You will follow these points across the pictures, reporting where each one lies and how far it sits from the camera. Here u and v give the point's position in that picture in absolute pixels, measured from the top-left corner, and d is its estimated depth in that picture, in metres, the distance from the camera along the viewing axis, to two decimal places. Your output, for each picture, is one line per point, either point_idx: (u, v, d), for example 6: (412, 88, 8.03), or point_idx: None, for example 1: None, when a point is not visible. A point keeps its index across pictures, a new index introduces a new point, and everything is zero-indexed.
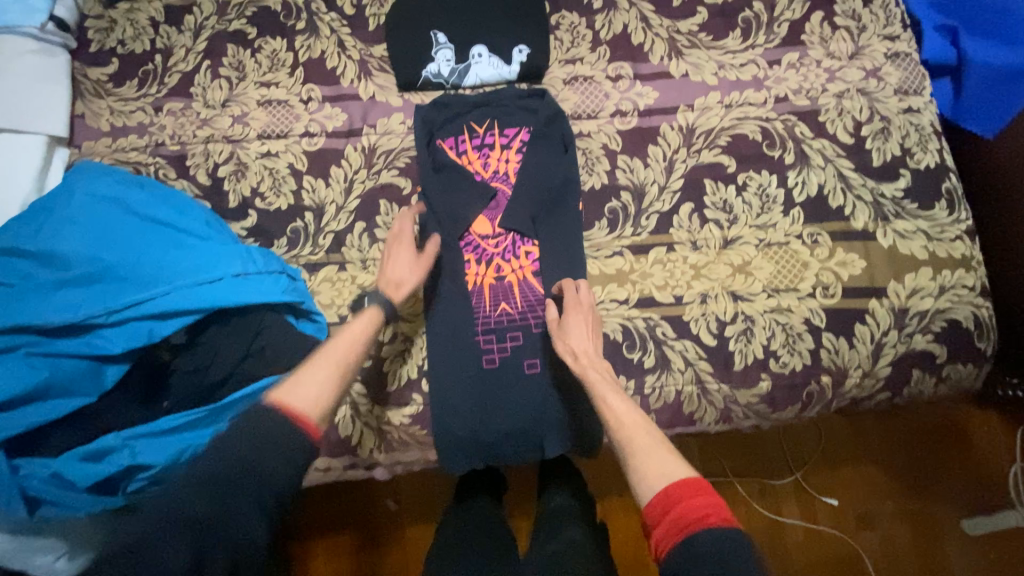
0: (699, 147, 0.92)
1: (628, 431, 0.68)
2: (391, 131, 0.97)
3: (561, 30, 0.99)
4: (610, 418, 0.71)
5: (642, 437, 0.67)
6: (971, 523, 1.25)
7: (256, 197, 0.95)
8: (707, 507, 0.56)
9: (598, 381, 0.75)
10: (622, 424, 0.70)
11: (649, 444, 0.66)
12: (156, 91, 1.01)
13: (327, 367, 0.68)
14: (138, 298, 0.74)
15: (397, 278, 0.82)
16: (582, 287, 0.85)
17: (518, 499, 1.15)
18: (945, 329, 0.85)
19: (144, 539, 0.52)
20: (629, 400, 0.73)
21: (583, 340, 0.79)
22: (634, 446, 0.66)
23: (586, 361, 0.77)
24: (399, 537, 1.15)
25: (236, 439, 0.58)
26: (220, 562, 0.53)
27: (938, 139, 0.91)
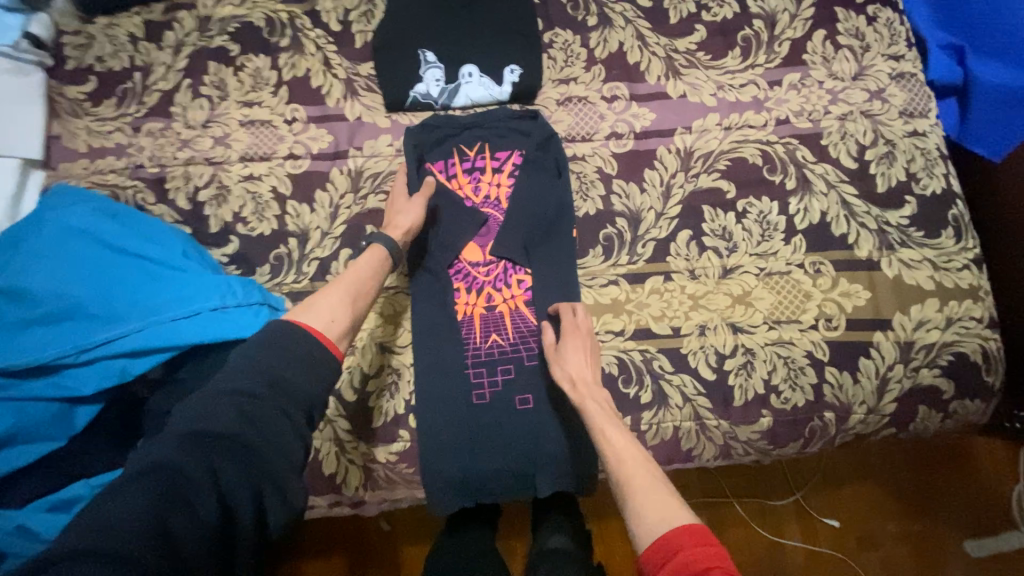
0: (697, 171, 0.89)
1: (628, 467, 0.63)
2: (378, 153, 0.93)
3: (554, 49, 0.96)
4: (608, 452, 0.65)
5: (642, 475, 0.61)
6: (973, 545, 1.22)
7: (237, 222, 0.92)
8: (709, 559, 0.51)
9: (596, 413, 0.70)
10: (621, 458, 0.64)
11: (647, 484, 0.60)
12: (135, 111, 0.98)
13: (340, 290, 0.70)
14: (107, 335, 0.70)
15: (399, 221, 0.83)
16: (580, 310, 0.81)
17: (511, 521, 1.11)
18: (952, 363, 0.81)
19: (185, 443, 0.52)
20: (627, 430, 0.68)
21: (579, 367, 0.76)
22: (631, 485, 0.61)
23: (584, 390, 0.73)
24: (389, 560, 1.11)
25: (260, 351, 0.61)
26: (262, 460, 0.55)
27: (945, 163, 0.88)
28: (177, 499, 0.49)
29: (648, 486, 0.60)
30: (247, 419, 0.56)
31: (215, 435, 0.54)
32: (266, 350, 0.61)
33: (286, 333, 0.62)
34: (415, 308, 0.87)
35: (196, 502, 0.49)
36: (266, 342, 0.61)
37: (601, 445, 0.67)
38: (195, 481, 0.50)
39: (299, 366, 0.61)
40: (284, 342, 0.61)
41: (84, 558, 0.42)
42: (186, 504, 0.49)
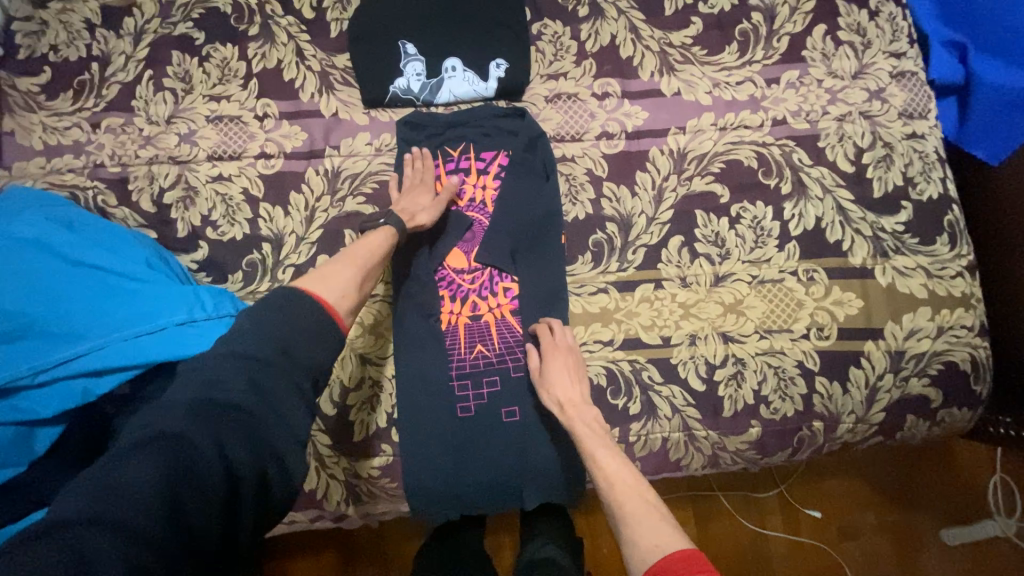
0: (690, 174, 0.86)
1: (618, 492, 0.63)
2: (357, 152, 0.88)
3: (543, 41, 0.90)
4: (600, 477, 0.65)
5: (634, 500, 0.61)
6: (949, 533, 1.24)
7: (207, 226, 0.87)
8: None
9: (586, 437, 0.70)
10: (611, 481, 0.64)
11: (637, 510, 0.60)
12: (93, 105, 0.91)
13: (349, 265, 0.68)
14: (65, 354, 0.66)
15: (412, 210, 0.80)
16: (563, 327, 0.80)
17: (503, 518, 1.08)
18: (942, 372, 0.81)
19: (189, 410, 0.51)
20: (619, 452, 0.68)
21: (569, 388, 0.76)
22: (623, 512, 0.61)
23: (573, 411, 0.74)
24: (379, 557, 1.07)
25: (273, 318, 0.59)
26: (267, 441, 0.53)
27: (942, 167, 0.85)
28: (183, 472, 0.47)
29: (642, 512, 0.60)
30: (254, 389, 0.54)
31: (222, 406, 0.52)
32: (272, 318, 0.59)
33: (294, 302, 0.61)
34: (397, 317, 0.84)
35: (202, 476, 0.48)
36: (276, 310, 0.60)
37: (592, 470, 0.67)
38: (199, 452, 0.49)
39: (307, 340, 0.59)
40: (297, 313, 0.60)
41: (93, 526, 0.42)
42: (194, 477, 0.48)
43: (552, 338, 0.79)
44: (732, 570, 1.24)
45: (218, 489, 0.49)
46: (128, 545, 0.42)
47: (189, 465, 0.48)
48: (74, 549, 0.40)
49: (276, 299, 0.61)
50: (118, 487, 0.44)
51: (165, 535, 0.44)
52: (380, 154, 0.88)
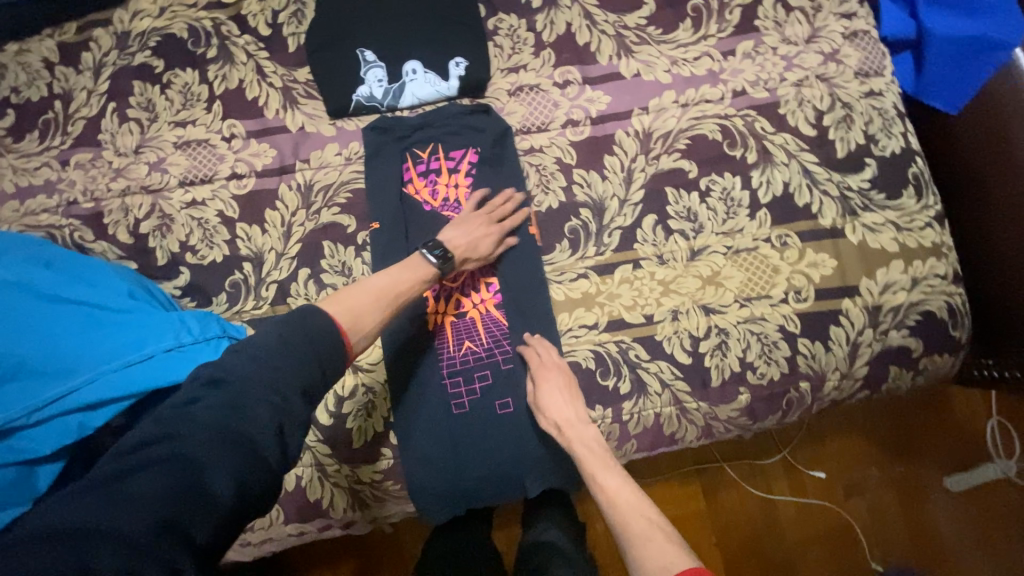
0: (657, 153, 0.87)
1: (622, 513, 0.65)
2: (327, 164, 0.89)
3: (499, 35, 0.91)
4: (604, 500, 0.68)
5: (638, 521, 0.63)
6: (953, 481, 1.27)
7: (186, 251, 0.87)
8: None
9: (587, 458, 0.73)
10: (614, 503, 0.67)
11: (642, 530, 0.62)
12: (60, 143, 0.91)
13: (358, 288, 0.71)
14: (55, 392, 0.66)
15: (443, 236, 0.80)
16: (551, 348, 0.82)
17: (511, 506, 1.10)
18: (920, 322, 0.83)
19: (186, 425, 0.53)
20: (621, 474, 0.71)
21: (568, 410, 0.77)
22: (628, 533, 0.62)
23: (572, 433, 0.76)
24: (395, 558, 1.08)
25: (282, 328, 0.62)
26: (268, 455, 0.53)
27: (902, 121, 0.87)
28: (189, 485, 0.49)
29: (648, 533, 0.61)
30: (243, 398, 0.55)
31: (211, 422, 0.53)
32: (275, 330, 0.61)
33: (325, 330, 0.63)
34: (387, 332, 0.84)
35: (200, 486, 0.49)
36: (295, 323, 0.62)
37: (596, 492, 0.69)
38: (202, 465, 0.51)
39: (287, 340, 0.60)
40: (311, 326, 0.62)
41: (96, 534, 0.44)
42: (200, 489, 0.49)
43: (541, 357, 0.81)
44: (743, 537, 1.26)
45: (215, 501, 0.49)
46: (125, 550, 0.44)
47: (187, 475, 0.50)
48: (76, 555, 0.43)
49: (318, 327, 0.63)
50: (131, 497, 0.47)
51: (158, 541, 0.45)
52: (351, 163, 0.89)
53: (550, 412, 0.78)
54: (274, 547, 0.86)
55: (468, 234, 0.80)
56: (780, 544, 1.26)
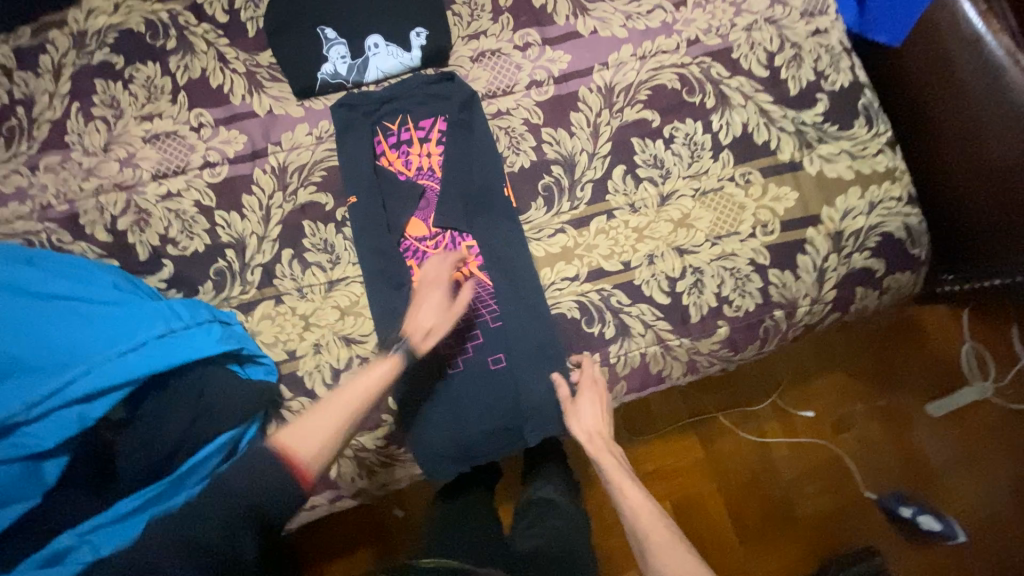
0: (621, 106, 0.90)
1: (645, 524, 0.71)
2: (299, 144, 0.90)
3: (457, 5, 0.93)
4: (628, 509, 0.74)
5: (661, 532, 0.70)
6: (934, 406, 1.35)
7: (167, 244, 0.88)
8: None
9: (611, 469, 0.79)
10: (639, 514, 0.73)
11: (666, 541, 0.69)
12: (27, 148, 0.90)
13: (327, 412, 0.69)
14: (52, 386, 0.67)
15: (420, 323, 0.78)
16: (594, 370, 0.85)
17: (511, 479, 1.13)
18: (880, 243, 0.88)
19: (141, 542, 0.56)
20: (640, 487, 0.77)
21: (595, 424, 0.82)
22: (654, 542, 0.69)
23: (601, 442, 0.81)
24: (404, 538, 1.11)
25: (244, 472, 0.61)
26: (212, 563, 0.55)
27: (849, 56, 0.91)
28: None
29: (670, 546, 0.68)
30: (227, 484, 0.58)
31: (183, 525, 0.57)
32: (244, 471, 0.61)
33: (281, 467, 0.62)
34: (379, 320, 0.85)
35: None
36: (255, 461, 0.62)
37: (618, 500, 0.75)
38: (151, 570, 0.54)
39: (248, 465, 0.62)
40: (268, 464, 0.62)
41: None
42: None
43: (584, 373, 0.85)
44: (741, 482, 1.32)
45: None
46: None
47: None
48: None
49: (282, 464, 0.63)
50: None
51: None
52: (323, 142, 0.90)
53: (584, 421, 0.82)
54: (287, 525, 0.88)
55: (430, 317, 0.79)
56: (777, 484, 1.32)
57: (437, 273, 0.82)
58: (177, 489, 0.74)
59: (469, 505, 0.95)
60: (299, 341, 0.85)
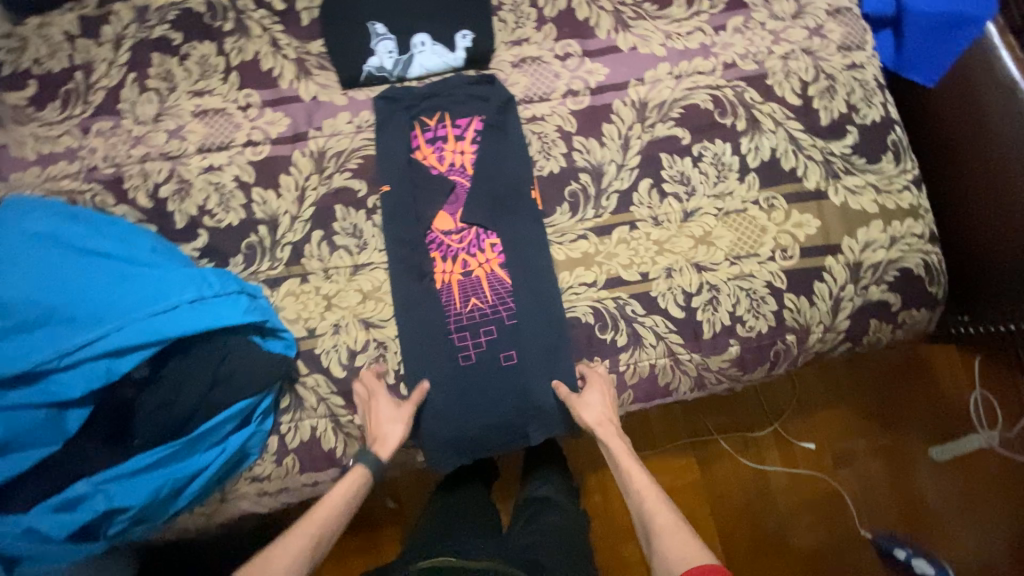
0: (653, 121, 0.92)
1: (649, 504, 0.73)
2: (339, 131, 0.93)
3: (504, 11, 0.96)
4: (632, 490, 0.77)
5: (665, 512, 0.72)
6: (938, 451, 1.33)
7: (204, 215, 0.91)
8: None
9: (620, 454, 0.82)
10: (644, 495, 0.75)
11: (668, 522, 0.70)
12: (81, 111, 0.95)
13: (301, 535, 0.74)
14: (88, 336, 0.70)
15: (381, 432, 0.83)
16: (600, 368, 0.87)
17: (509, 477, 1.13)
18: (898, 278, 0.88)
19: None
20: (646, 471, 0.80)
21: (605, 410, 0.83)
22: (657, 524, 0.70)
23: (608, 428, 0.82)
24: (398, 533, 1.13)
25: None
26: None
27: (882, 92, 0.93)
28: None
29: (672, 528, 0.69)
30: None
31: None
32: None
33: None
34: (400, 308, 0.88)
35: None
36: None
37: (625, 483, 0.79)
38: None
39: None
40: None
41: None
42: None
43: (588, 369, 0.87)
44: (736, 507, 1.32)
45: None
46: None
47: None
48: None
49: None
50: None
51: None
52: (362, 131, 0.93)
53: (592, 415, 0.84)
54: (290, 498, 0.89)
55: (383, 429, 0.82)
56: (772, 513, 1.31)
57: (370, 386, 0.85)
58: (192, 451, 0.76)
59: (467, 500, 0.97)
60: (320, 320, 0.88)
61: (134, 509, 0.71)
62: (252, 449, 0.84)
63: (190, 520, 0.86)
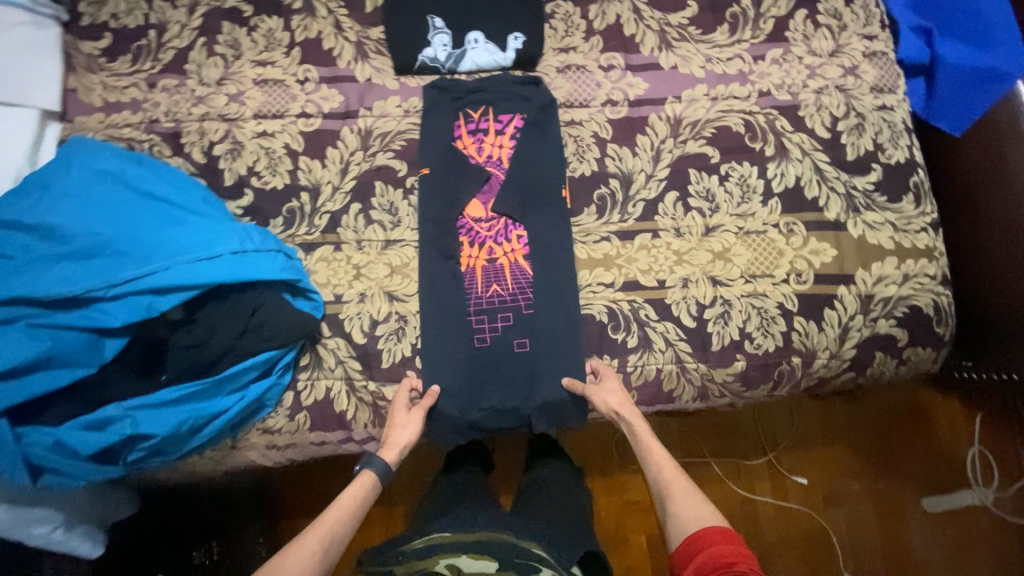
0: (685, 138, 0.96)
1: (666, 473, 0.82)
2: (387, 113, 0.99)
3: (555, 19, 1.01)
4: (651, 464, 0.85)
5: (679, 480, 0.81)
6: (931, 501, 1.33)
7: (252, 175, 0.96)
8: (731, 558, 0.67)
9: (641, 429, 0.86)
10: (661, 466, 0.84)
11: (684, 488, 0.80)
12: (150, 67, 1.01)
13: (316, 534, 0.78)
14: (137, 271, 0.75)
15: (400, 442, 0.87)
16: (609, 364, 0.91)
17: (505, 474, 1.16)
18: (907, 314, 0.91)
19: None
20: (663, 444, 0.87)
21: (621, 399, 0.87)
22: (672, 488, 0.80)
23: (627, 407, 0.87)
24: (386, 516, 1.19)
25: None
26: None
27: (909, 135, 0.96)
28: None
29: (686, 493, 0.79)
30: None
31: None
32: None
33: None
34: (425, 286, 0.92)
35: None
36: None
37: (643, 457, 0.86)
38: None
39: None
40: None
41: None
42: None
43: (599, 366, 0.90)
44: None
45: None
46: None
47: None
48: None
49: None
50: None
51: None
52: (409, 116, 0.99)
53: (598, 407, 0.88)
54: (296, 454, 0.92)
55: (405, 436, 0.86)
56: (756, 543, 1.32)
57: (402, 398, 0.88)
58: (215, 392, 0.80)
59: (464, 485, 1.01)
60: (348, 288, 0.92)
61: (157, 437, 0.75)
62: (268, 400, 0.87)
63: (200, 463, 0.90)
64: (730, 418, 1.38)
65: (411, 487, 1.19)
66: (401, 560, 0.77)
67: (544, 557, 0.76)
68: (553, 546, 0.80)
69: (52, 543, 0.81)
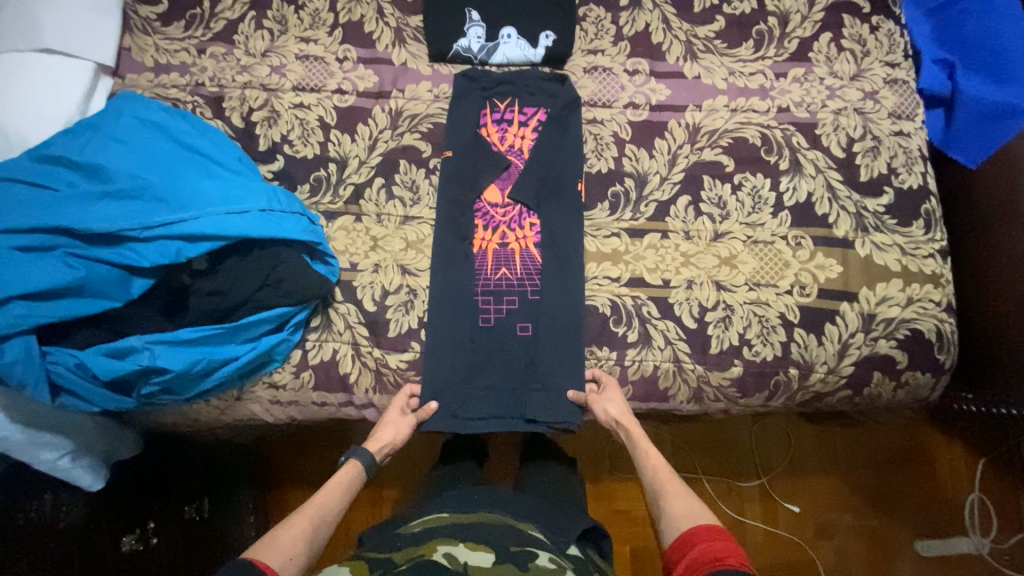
0: (702, 146, 0.99)
1: (662, 478, 0.84)
2: (418, 97, 1.03)
3: (587, 22, 1.05)
4: (648, 466, 0.87)
5: (674, 484, 0.82)
6: (923, 544, 1.31)
7: (285, 143, 1.01)
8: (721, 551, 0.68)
9: (638, 437, 0.90)
10: (657, 469, 0.85)
11: (677, 489, 0.81)
12: (201, 34, 1.07)
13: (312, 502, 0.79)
14: (170, 217, 0.79)
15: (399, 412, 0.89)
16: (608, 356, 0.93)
17: (496, 466, 1.20)
18: (908, 337, 0.92)
19: None
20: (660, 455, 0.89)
21: (623, 410, 0.90)
22: (666, 489, 0.82)
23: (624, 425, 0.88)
24: (373, 499, 1.23)
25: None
26: None
27: (924, 163, 0.98)
28: None
29: (681, 494, 0.80)
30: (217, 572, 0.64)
31: None
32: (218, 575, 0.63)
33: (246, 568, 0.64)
34: (437, 264, 0.95)
35: None
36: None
37: (641, 458, 0.88)
38: None
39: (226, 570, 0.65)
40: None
41: None
42: None
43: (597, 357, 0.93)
44: None
45: None
46: None
47: None
48: None
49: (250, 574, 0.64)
50: None
51: None
52: (438, 100, 1.03)
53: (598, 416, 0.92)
54: (296, 413, 0.95)
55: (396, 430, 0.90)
56: None
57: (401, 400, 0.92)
58: (228, 339, 0.84)
59: (456, 471, 1.03)
60: (365, 257, 0.96)
61: (172, 373, 0.79)
62: (277, 356, 0.90)
63: (205, 410, 0.93)
64: (727, 437, 1.38)
65: (403, 471, 1.23)
66: (399, 548, 0.73)
67: (539, 537, 0.77)
68: (550, 529, 0.82)
69: (57, 471, 0.83)
